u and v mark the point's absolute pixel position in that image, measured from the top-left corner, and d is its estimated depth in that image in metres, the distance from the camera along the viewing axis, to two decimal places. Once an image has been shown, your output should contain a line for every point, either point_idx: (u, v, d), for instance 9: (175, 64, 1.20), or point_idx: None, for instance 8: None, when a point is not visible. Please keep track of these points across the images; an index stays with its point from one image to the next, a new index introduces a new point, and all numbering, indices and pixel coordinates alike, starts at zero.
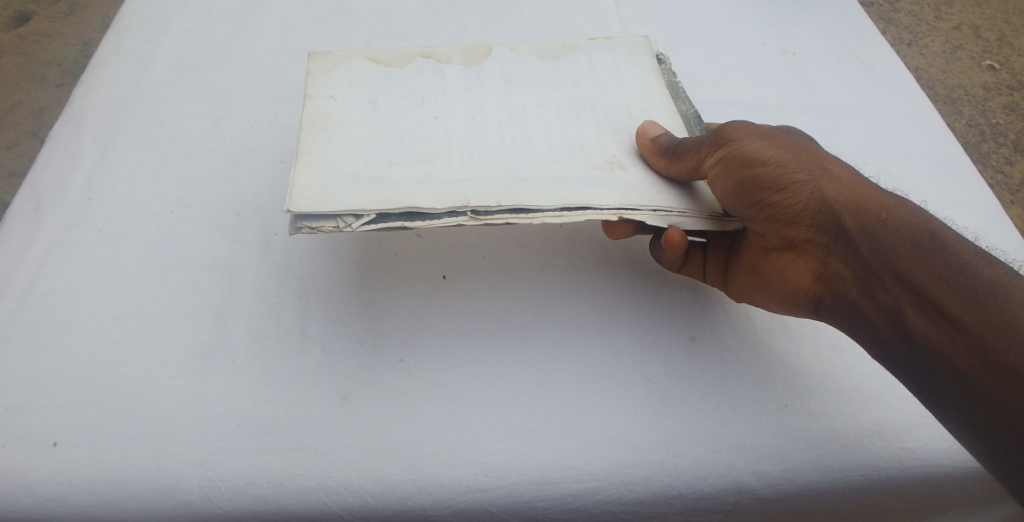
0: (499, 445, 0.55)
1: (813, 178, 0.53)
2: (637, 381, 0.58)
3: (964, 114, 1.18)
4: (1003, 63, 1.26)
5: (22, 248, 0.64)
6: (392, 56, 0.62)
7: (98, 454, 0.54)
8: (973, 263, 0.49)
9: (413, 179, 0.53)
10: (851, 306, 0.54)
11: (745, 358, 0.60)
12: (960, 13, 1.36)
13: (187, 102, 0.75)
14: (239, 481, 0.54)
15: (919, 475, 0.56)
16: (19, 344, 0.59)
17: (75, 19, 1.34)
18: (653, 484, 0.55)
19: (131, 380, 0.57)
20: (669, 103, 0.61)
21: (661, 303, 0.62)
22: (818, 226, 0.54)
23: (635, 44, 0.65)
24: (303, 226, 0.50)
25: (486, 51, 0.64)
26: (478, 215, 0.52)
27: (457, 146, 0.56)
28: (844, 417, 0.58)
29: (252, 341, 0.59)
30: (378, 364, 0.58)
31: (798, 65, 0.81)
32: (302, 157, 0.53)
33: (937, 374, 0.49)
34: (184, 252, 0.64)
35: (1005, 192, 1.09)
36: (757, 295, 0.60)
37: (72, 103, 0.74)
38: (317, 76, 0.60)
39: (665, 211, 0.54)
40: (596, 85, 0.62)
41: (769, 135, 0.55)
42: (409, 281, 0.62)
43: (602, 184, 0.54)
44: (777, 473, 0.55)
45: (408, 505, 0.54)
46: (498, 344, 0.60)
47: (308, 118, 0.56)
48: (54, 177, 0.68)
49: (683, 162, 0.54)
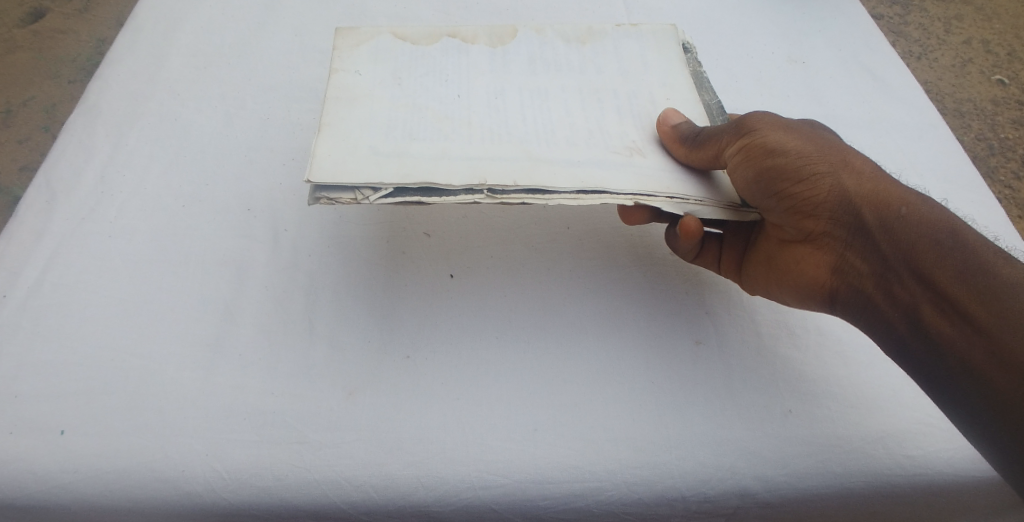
0: (502, 444, 0.55)
1: (834, 171, 0.53)
2: (643, 379, 0.58)
3: (973, 128, 1.19)
4: (1012, 77, 1.27)
5: (34, 238, 0.63)
6: (419, 34, 0.63)
7: (105, 443, 0.54)
8: (993, 262, 0.49)
9: (432, 155, 0.53)
10: (866, 301, 0.53)
11: (750, 362, 0.59)
12: (969, 27, 1.37)
13: (202, 97, 0.75)
14: (243, 473, 0.53)
15: (928, 483, 0.55)
16: (30, 333, 0.58)
17: (90, 16, 1.36)
18: (655, 486, 0.54)
19: (138, 371, 0.57)
20: (692, 92, 0.61)
21: (666, 306, 0.62)
22: (836, 219, 0.54)
23: (663, 31, 0.65)
24: (321, 197, 0.50)
25: (512, 33, 0.64)
26: (494, 194, 0.52)
27: (478, 126, 0.56)
28: (854, 423, 0.57)
29: (260, 333, 0.59)
30: (385, 359, 0.58)
31: (811, 72, 0.81)
32: (324, 129, 0.53)
33: (949, 372, 0.49)
34: (196, 244, 0.63)
35: (1012, 206, 1.10)
36: (772, 288, 0.59)
37: (88, 97, 0.74)
38: (343, 50, 0.60)
39: (682, 199, 0.54)
40: (620, 72, 0.62)
41: (793, 126, 0.55)
42: (417, 278, 0.62)
43: (621, 169, 0.54)
44: (781, 478, 0.55)
45: (411, 502, 0.54)
46: (506, 340, 0.59)
47: (333, 90, 0.56)
48: (69, 168, 0.68)
49: (703, 149, 0.54)
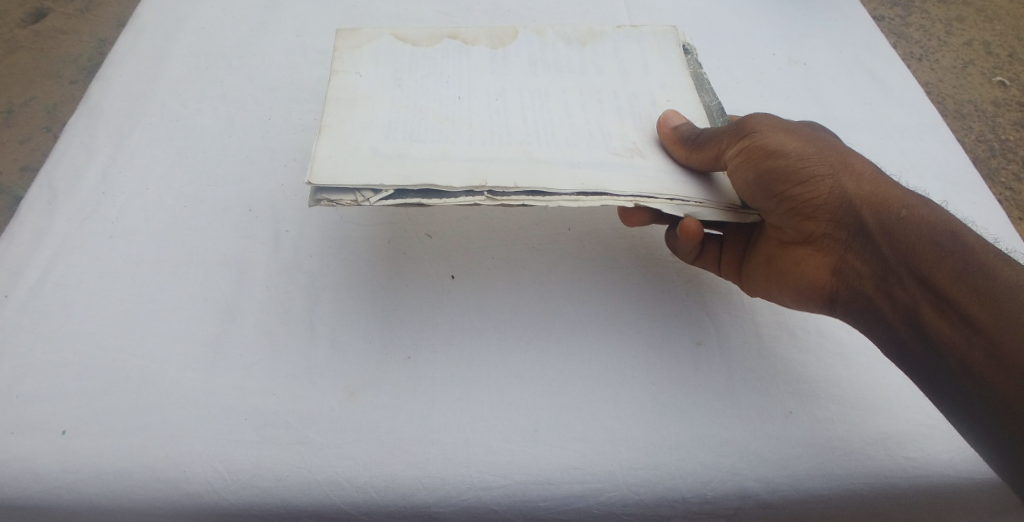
0: (502, 444, 0.55)
1: (834, 173, 0.53)
2: (643, 380, 0.58)
3: (973, 129, 1.19)
4: (1013, 79, 1.27)
5: (35, 239, 0.63)
6: (419, 36, 0.63)
7: (106, 443, 0.54)
8: (994, 264, 0.49)
9: (433, 156, 0.53)
10: (866, 303, 0.53)
11: (750, 364, 0.59)
12: (970, 29, 1.37)
13: (203, 97, 0.75)
14: (244, 474, 0.53)
15: (928, 485, 0.55)
16: (31, 333, 0.58)
17: (91, 16, 1.36)
18: (655, 488, 0.54)
19: (140, 372, 0.57)
20: (692, 93, 0.61)
21: (667, 307, 0.62)
22: (836, 221, 0.54)
23: (663, 32, 0.65)
24: (322, 199, 0.51)
25: (513, 34, 0.64)
26: (495, 195, 0.52)
27: (479, 127, 0.56)
28: (854, 424, 0.57)
29: (260, 334, 0.59)
30: (386, 360, 0.58)
31: (812, 74, 0.81)
32: (325, 130, 0.53)
33: (949, 373, 0.49)
34: (197, 245, 0.64)
35: (1013, 208, 1.10)
36: (772, 289, 0.59)
37: (90, 98, 0.74)
38: (344, 52, 0.60)
39: (682, 201, 0.54)
40: (620, 73, 0.62)
41: (793, 128, 0.55)
42: (418, 278, 0.62)
43: (621, 170, 0.54)
44: (781, 479, 0.55)
45: (412, 502, 0.54)
46: (506, 342, 0.59)
47: (333, 92, 0.57)
48: (70, 169, 0.68)
49: (704, 151, 0.54)
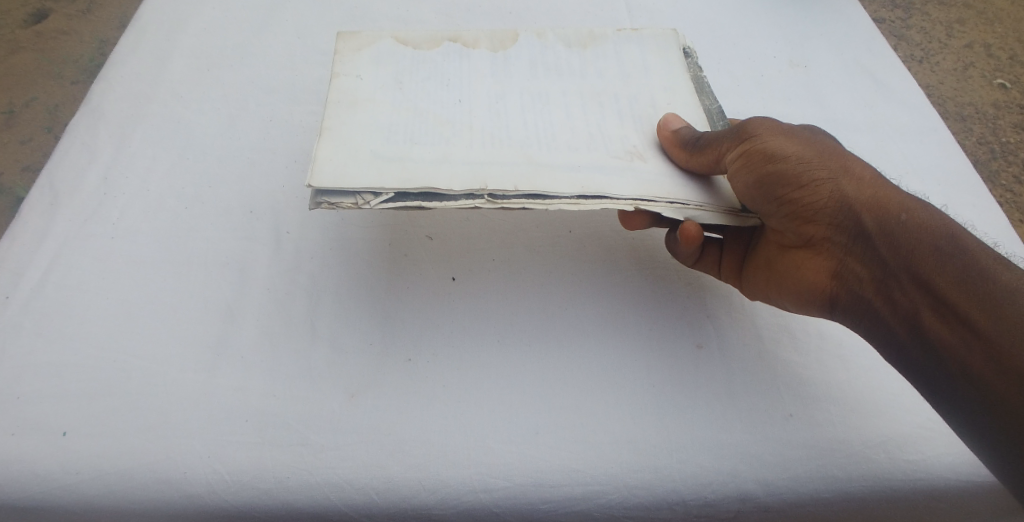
0: (502, 446, 0.55)
1: (834, 177, 0.53)
2: (644, 383, 0.58)
3: (974, 132, 1.19)
4: (1014, 81, 1.27)
5: (36, 240, 0.64)
6: (420, 39, 0.63)
7: (107, 444, 0.54)
8: (994, 269, 0.49)
9: (433, 159, 0.53)
10: (867, 306, 0.53)
11: (751, 366, 0.59)
12: (971, 31, 1.37)
13: (205, 99, 0.75)
14: (245, 475, 0.53)
15: (928, 488, 0.55)
16: (32, 334, 0.58)
17: (93, 17, 1.36)
18: (656, 490, 0.54)
19: (140, 373, 0.57)
20: (693, 96, 0.61)
21: (668, 310, 0.62)
22: (836, 225, 0.54)
23: (664, 35, 0.65)
24: (322, 201, 0.51)
25: (514, 37, 0.64)
26: (495, 198, 0.52)
27: (479, 130, 0.56)
28: (854, 427, 0.57)
29: (261, 335, 0.59)
30: (386, 361, 0.58)
31: (812, 76, 0.81)
32: (325, 133, 0.53)
33: (949, 377, 0.49)
34: (198, 246, 0.64)
35: (1013, 211, 1.10)
36: (772, 292, 0.59)
37: (91, 99, 0.74)
38: (345, 55, 0.60)
39: (682, 204, 0.54)
40: (621, 76, 0.62)
41: (793, 132, 0.55)
42: (419, 281, 0.62)
43: (621, 174, 0.54)
44: (781, 482, 0.55)
45: (412, 504, 0.54)
46: (506, 345, 0.59)
47: (334, 95, 0.57)
48: (72, 170, 0.68)
49: (704, 154, 0.54)
